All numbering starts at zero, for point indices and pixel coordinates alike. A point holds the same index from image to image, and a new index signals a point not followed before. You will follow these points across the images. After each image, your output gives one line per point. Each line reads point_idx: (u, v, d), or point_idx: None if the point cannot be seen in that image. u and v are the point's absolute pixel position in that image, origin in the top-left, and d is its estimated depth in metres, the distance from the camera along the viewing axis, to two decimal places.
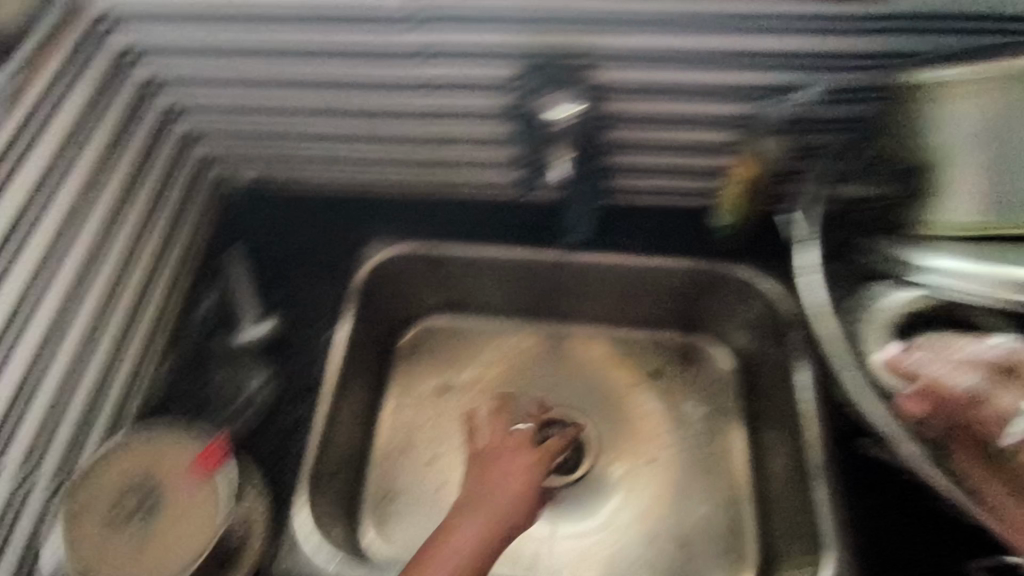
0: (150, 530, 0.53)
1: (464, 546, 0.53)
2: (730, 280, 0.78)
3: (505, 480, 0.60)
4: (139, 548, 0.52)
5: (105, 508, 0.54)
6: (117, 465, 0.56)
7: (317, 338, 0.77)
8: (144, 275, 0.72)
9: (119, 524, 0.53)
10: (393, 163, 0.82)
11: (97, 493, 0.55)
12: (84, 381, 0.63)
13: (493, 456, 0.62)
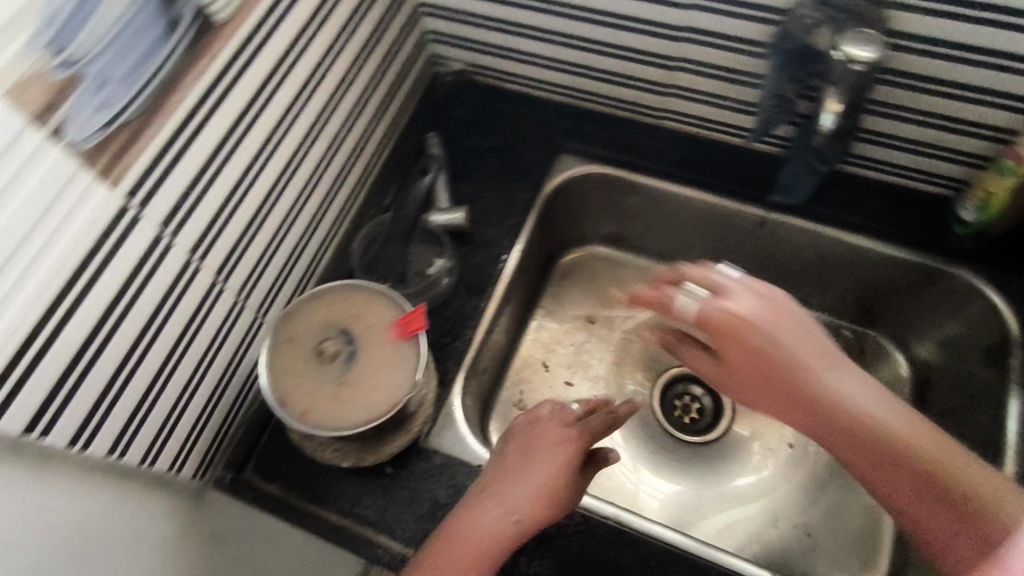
0: (348, 378, 0.56)
1: (462, 549, 0.52)
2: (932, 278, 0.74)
3: (518, 487, 0.55)
4: (335, 392, 0.55)
5: (311, 346, 0.57)
6: (328, 309, 0.59)
7: (498, 239, 0.77)
8: (354, 141, 0.73)
9: (321, 364, 0.56)
10: (615, 77, 0.77)
11: (306, 331, 0.58)
12: (291, 231, 0.66)
13: (521, 454, 0.57)
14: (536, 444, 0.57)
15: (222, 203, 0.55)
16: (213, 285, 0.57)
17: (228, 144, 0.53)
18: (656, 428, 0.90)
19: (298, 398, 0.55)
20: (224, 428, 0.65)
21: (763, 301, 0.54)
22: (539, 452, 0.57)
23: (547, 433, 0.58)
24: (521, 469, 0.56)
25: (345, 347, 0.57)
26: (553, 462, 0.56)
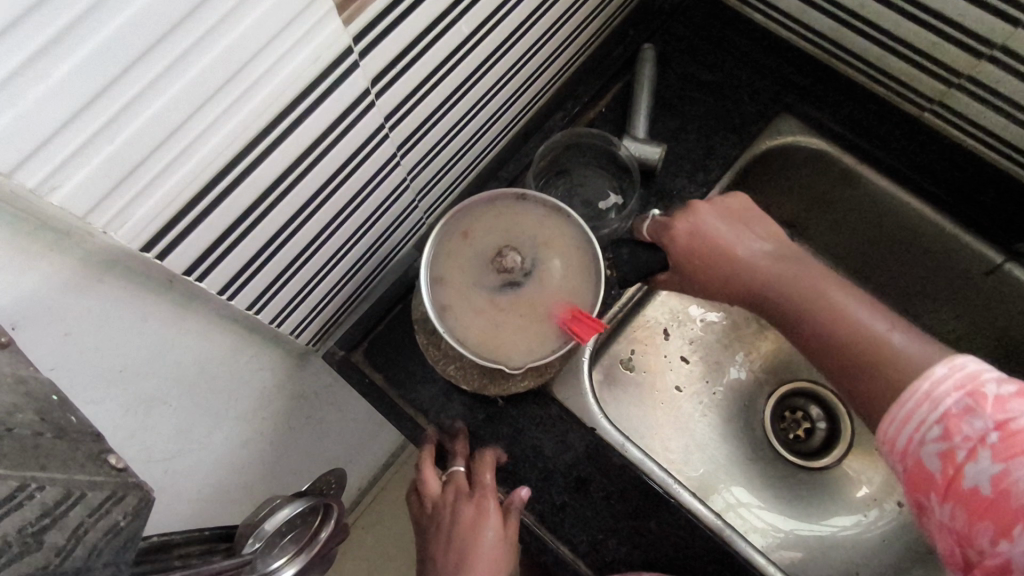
0: (502, 300, 0.52)
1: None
2: None
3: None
4: (485, 304, 0.52)
5: (489, 250, 0.53)
6: (518, 220, 0.54)
7: (688, 191, 0.67)
8: (568, 31, 0.62)
9: (488, 272, 0.52)
10: (898, 47, 0.62)
11: (490, 232, 0.53)
12: (474, 117, 0.59)
13: (454, 549, 0.55)
14: (460, 532, 0.55)
15: (431, 71, 0.47)
16: (393, 154, 0.51)
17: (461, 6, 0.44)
18: (758, 433, 0.83)
19: (448, 289, 0.52)
20: (349, 301, 0.62)
21: (718, 214, 0.55)
22: (467, 549, 0.54)
23: (463, 519, 0.55)
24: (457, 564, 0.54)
25: (522, 265, 0.52)
26: (485, 557, 0.53)
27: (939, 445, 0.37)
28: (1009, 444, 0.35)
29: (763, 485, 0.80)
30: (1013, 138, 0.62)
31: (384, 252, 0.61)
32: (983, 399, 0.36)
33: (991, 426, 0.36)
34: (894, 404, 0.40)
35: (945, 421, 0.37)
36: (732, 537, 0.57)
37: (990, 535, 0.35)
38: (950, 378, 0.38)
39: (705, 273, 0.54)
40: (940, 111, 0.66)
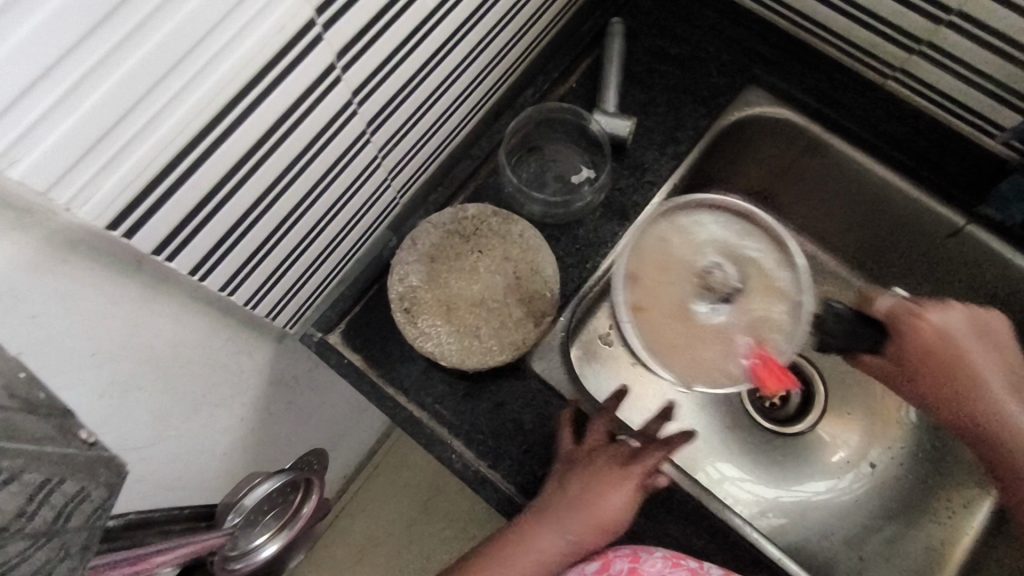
0: (700, 315, 0.60)
1: (526, 573, 0.52)
2: None
3: (568, 536, 0.52)
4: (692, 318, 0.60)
5: (693, 266, 0.62)
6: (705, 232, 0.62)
7: (662, 163, 0.68)
8: (536, 5, 0.62)
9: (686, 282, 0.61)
10: (861, 16, 0.63)
11: (708, 237, 0.63)
12: (444, 93, 0.58)
13: (578, 493, 0.53)
14: (592, 489, 0.53)
15: (397, 47, 0.46)
16: (363, 131, 0.50)
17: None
18: (736, 403, 0.84)
19: (640, 291, 0.60)
20: (325, 282, 0.61)
21: (953, 319, 0.58)
22: (590, 514, 0.52)
23: (607, 487, 0.53)
24: (578, 516, 0.52)
25: (727, 287, 0.61)
26: (605, 518, 0.52)
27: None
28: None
29: (742, 453, 0.82)
30: (973, 101, 0.63)
31: (358, 232, 0.61)
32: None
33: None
34: None
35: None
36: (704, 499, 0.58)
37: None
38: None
39: (931, 370, 0.58)
40: (902, 78, 0.67)
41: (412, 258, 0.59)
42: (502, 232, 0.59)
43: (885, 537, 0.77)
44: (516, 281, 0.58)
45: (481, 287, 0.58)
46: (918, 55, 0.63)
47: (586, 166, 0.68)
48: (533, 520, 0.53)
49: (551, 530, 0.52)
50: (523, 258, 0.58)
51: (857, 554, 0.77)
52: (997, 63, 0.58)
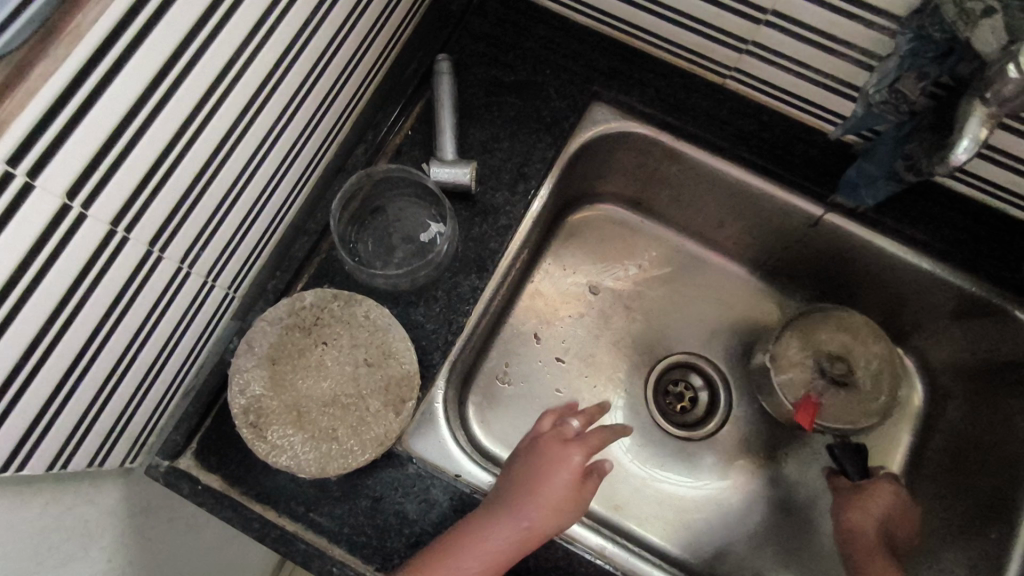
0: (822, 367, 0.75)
1: (485, 557, 0.50)
2: (965, 301, 0.67)
3: (524, 517, 0.51)
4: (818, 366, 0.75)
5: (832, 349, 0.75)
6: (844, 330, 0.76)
7: (514, 201, 0.64)
8: (342, 64, 0.57)
9: (826, 381, 0.74)
10: (685, 22, 0.61)
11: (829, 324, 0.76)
12: (252, 180, 0.52)
13: (529, 468, 0.54)
14: (541, 462, 0.54)
15: (158, 157, 0.41)
16: (148, 251, 0.44)
17: (163, 83, 0.38)
18: (644, 417, 0.83)
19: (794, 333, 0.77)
20: (162, 404, 0.55)
21: (900, 496, 0.67)
22: (545, 493, 0.52)
23: (554, 458, 0.54)
24: (533, 490, 0.52)
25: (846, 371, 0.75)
26: (559, 482, 0.53)
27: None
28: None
29: (659, 468, 0.81)
30: (807, 94, 0.62)
31: (188, 343, 0.54)
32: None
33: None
34: None
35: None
36: (600, 564, 0.57)
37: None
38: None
39: (869, 493, 0.67)
40: (740, 77, 0.65)
41: (250, 363, 0.53)
42: (346, 317, 0.54)
43: (805, 529, 0.77)
44: (367, 368, 0.53)
45: (331, 382, 0.53)
46: (746, 54, 0.62)
47: (435, 221, 0.63)
48: (489, 508, 0.53)
49: (505, 510, 0.52)
50: (372, 342, 0.54)
51: (781, 549, 0.77)
52: (818, 58, 0.57)
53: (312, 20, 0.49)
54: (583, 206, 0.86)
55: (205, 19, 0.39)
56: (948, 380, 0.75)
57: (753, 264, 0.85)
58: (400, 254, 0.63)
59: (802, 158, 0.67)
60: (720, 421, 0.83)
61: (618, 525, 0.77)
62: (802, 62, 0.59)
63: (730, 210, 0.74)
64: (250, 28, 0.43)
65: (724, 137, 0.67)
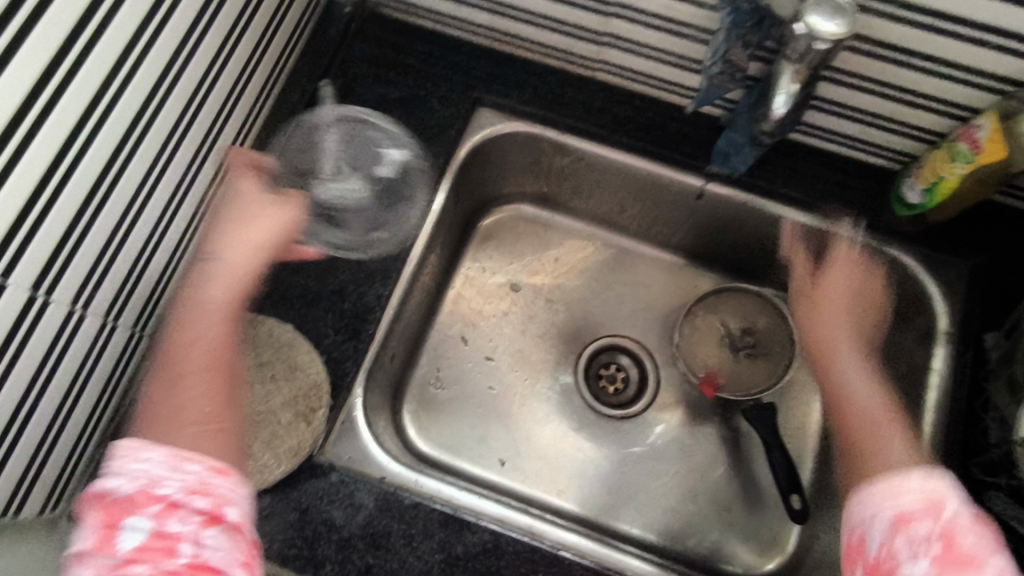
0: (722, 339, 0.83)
1: (218, 318, 0.52)
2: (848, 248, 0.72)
3: (241, 245, 0.56)
4: (719, 337, 0.84)
5: (731, 322, 0.84)
6: (743, 305, 0.84)
7: (410, 208, 0.67)
8: (224, 95, 0.60)
9: (731, 350, 0.83)
10: (543, 20, 0.66)
11: (728, 300, 0.84)
12: (143, 213, 0.55)
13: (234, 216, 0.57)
14: (244, 203, 0.58)
15: (34, 191, 0.43)
16: (36, 291, 0.46)
17: (30, 113, 0.40)
18: (578, 402, 0.85)
19: (700, 312, 0.84)
20: (78, 450, 0.56)
21: (852, 274, 0.65)
22: (254, 220, 0.57)
23: (248, 189, 0.58)
24: (240, 226, 0.56)
25: (741, 340, 0.83)
26: (256, 201, 0.58)
27: (885, 534, 0.42)
28: (952, 559, 0.39)
29: (596, 447, 0.83)
30: (667, 76, 0.67)
31: (97, 385, 0.56)
32: (938, 510, 0.42)
33: (935, 531, 0.41)
34: (862, 509, 0.45)
35: (899, 516, 0.43)
36: (528, 541, 0.58)
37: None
38: (921, 486, 0.43)
39: None
40: (606, 68, 0.70)
41: None
42: (249, 337, 0.58)
43: (741, 485, 0.81)
44: (273, 383, 0.56)
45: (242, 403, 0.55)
46: (605, 46, 0.67)
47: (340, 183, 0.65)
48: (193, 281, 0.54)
49: (211, 260, 0.54)
50: (277, 358, 0.57)
51: (720, 508, 0.79)
52: (667, 40, 0.62)
53: (180, 50, 0.52)
54: (492, 209, 0.89)
55: (61, 47, 0.41)
56: None
57: (659, 243, 0.89)
58: (339, 215, 0.66)
59: (677, 136, 0.71)
60: (652, 399, 0.85)
61: (563, 509, 0.79)
62: (653, 48, 0.64)
63: (626, 194, 0.78)
64: (115, 57, 0.45)
65: (603, 125, 0.71)
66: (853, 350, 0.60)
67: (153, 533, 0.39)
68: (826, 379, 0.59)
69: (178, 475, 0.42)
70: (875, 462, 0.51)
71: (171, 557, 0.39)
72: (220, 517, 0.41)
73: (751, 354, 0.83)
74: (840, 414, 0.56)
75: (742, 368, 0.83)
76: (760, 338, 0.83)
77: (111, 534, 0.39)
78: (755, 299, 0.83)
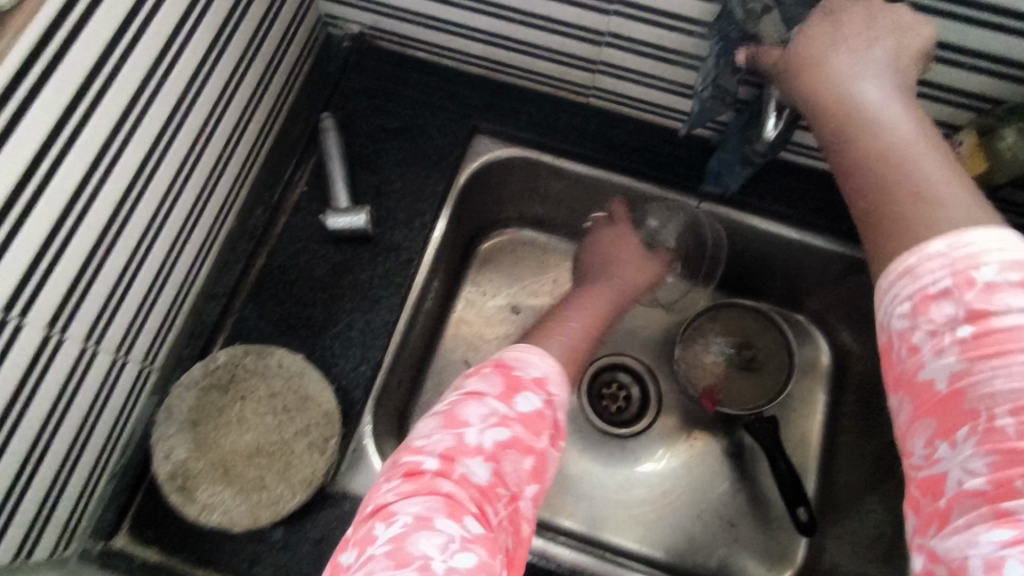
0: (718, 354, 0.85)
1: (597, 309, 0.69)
2: (842, 261, 0.73)
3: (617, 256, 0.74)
4: (716, 352, 0.85)
5: (727, 338, 0.86)
6: (739, 319, 0.86)
7: (414, 235, 0.68)
8: (229, 129, 0.61)
9: (729, 365, 0.85)
10: (537, 50, 0.68)
11: (724, 316, 0.86)
12: (153, 247, 0.55)
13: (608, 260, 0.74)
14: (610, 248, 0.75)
15: (52, 230, 0.43)
16: (51, 330, 0.46)
17: (49, 155, 0.41)
18: (582, 422, 0.86)
19: (697, 329, 0.86)
20: (87, 490, 0.55)
21: (866, 14, 0.45)
22: (609, 249, 0.75)
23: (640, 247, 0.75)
24: (619, 254, 0.75)
25: (737, 354, 0.85)
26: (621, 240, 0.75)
27: (905, 322, 0.35)
28: (981, 343, 0.33)
29: (604, 466, 0.83)
30: (659, 100, 0.69)
31: (107, 423, 0.55)
32: (968, 285, 0.34)
33: (961, 312, 0.34)
34: (882, 284, 0.37)
35: (918, 299, 0.35)
36: None
37: (928, 436, 0.35)
38: (946, 254, 0.35)
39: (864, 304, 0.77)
40: (599, 94, 0.72)
41: (172, 430, 0.55)
42: (259, 368, 0.57)
43: (747, 499, 0.81)
44: (287, 414, 0.56)
45: (254, 435, 0.55)
46: (598, 73, 0.69)
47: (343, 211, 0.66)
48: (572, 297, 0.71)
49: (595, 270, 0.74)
50: (289, 389, 0.56)
51: (727, 522, 0.80)
52: (659, 67, 0.64)
53: (189, 88, 0.53)
54: (490, 233, 0.90)
55: (80, 92, 0.42)
56: (846, 336, 0.81)
57: None
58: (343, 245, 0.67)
59: (670, 158, 0.73)
60: (655, 417, 0.86)
61: (573, 530, 0.79)
62: (646, 75, 0.66)
63: (622, 215, 0.79)
64: (127, 101, 0.47)
65: (598, 149, 0.73)
66: (870, 46, 0.43)
67: (511, 438, 0.44)
68: (838, 140, 0.42)
69: (544, 406, 0.47)
70: (920, 214, 0.37)
71: (466, 507, 0.40)
72: (536, 478, 0.45)
73: (749, 368, 0.85)
74: (859, 164, 0.41)
75: (741, 382, 0.84)
76: (758, 352, 0.85)
77: (512, 394, 0.47)
78: (751, 314, 0.85)
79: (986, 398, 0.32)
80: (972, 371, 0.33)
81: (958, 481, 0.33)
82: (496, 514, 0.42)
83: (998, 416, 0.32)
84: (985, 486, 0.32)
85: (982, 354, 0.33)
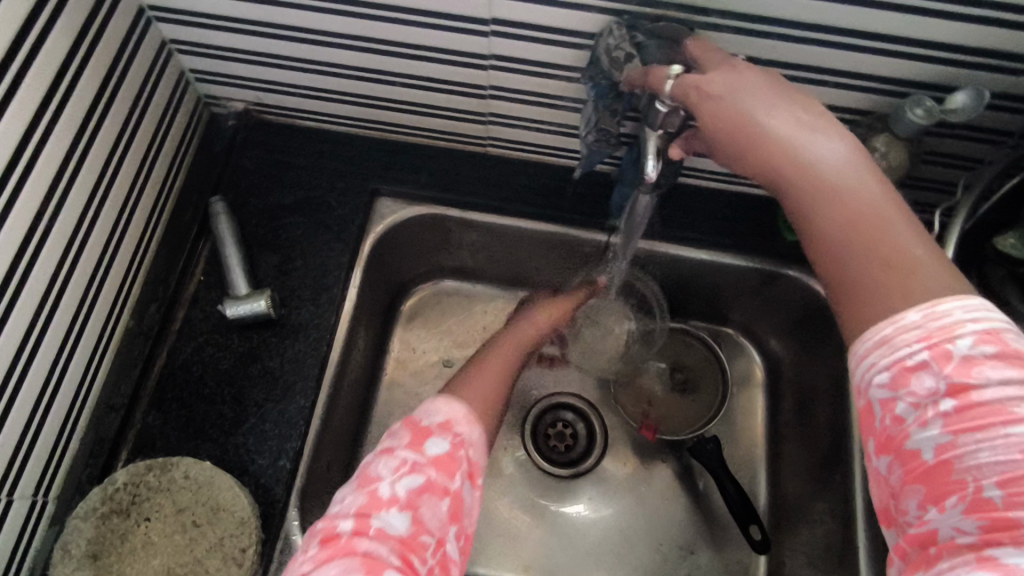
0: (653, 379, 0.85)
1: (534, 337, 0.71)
2: (755, 275, 0.74)
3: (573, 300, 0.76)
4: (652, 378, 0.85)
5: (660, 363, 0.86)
6: (669, 343, 0.86)
7: (322, 311, 0.65)
8: (107, 231, 0.58)
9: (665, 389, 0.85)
10: (425, 109, 0.68)
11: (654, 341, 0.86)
12: (31, 369, 0.51)
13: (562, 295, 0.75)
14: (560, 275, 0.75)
15: None
16: None
17: None
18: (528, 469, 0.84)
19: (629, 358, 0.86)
20: None
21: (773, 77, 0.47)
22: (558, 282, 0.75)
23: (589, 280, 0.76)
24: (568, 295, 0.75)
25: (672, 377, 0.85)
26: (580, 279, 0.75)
27: (886, 391, 0.38)
28: (964, 416, 0.36)
29: (556, 512, 0.81)
30: (554, 143, 0.69)
31: None
32: (946, 359, 0.37)
33: (942, 386, 0.37)
34: (859, 347, 0.40)
35: (898, 369, 0.38)
36: None
37: (918, 499, 0.38)
38: (922, 324, 0.38)
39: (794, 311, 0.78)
40: (495, 143, 0.72)
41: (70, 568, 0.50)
42: (164, 485, 0.53)
43: (703, 523, 0.81)
44: (197, 530, 0.52)
45: (162, 558, 0.51)
46: (490, 124, 0.69)
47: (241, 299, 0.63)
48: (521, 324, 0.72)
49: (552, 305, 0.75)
50: (197, 502, 0.53)
51: (687, 551, 0.79)
52: (547, 114, 0.64)
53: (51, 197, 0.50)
54: (411, 288, 0.88)
55: None
56: (774, 344, 0.82)
57: None
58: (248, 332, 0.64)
59: (575, 197, 0.73)
60: (601, 454, 0.84)
61: None
62: (536, 122, 0.66)
63: (537, 257, 0.79)
64: None
65: (502, 196, 0.73)
66: (799, 113, 0.45)
67: (425, 485, 0.45)
68: (799, 207, 0.44)
69: (461, 428, 0.51)
70: (899, 281, 0.40)
71: (385, 562, 0.41)
72: (459, 519, 0.45)
73: (685, 390, 0.85)
74: (832, 237, 0.43)
75: (680, 404, 0.84)
76: (693, 373, 0.85)
77: (423, 438, 0.48)
78: (681, 335, 0.86)
79: (969, 466, 0.36)
80: (952, 440, 0.36)
81: (947, 539, 0.36)
82: (421, 564, 0.42)
83: (985, 486, 0.35)
84: (972, 549, 0.35)
85: (963, 422, 0.36)
